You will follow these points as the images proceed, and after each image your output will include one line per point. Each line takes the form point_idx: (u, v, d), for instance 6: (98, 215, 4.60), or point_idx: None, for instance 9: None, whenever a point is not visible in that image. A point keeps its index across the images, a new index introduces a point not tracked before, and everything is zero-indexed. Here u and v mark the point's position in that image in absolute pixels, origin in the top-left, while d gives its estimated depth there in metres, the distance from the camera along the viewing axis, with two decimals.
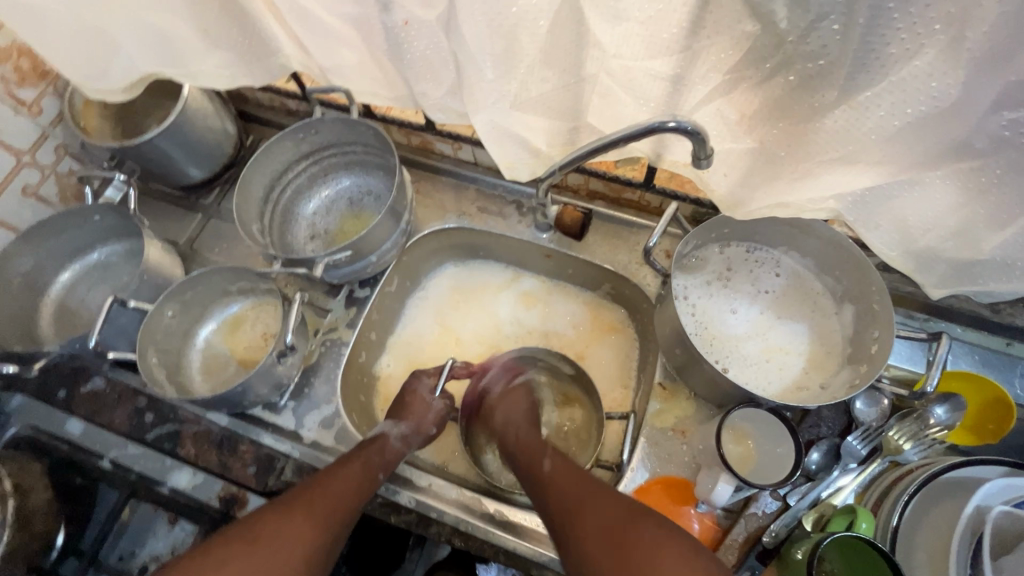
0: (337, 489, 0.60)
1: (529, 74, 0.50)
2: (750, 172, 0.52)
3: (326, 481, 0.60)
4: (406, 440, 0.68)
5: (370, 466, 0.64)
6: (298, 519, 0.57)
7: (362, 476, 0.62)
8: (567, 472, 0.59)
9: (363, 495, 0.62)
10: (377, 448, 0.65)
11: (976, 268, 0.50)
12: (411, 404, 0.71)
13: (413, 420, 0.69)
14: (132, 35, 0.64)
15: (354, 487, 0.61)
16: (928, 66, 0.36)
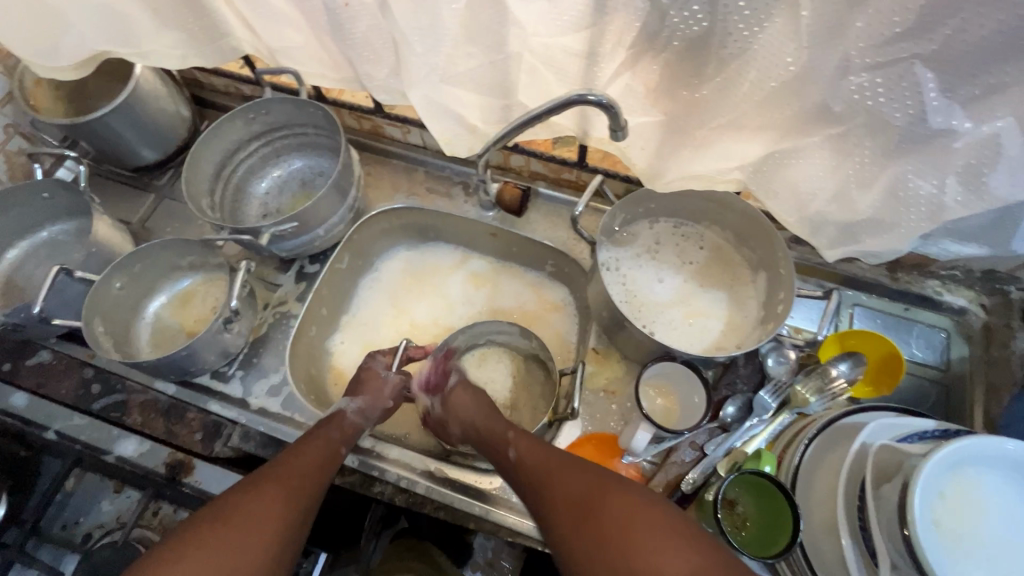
0: (302, 465, 0.62)
1: (456, 50, 0.55)
2: (661, 143, 0.57)
3: (289, 458, 0.62)
4: (364, 414, 0.70)
5: (330, 440, 0.66)
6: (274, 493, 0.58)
7: (325, 452, 0.64)
8: (533, 452, 0.60)
9: (329, 467, 0.63)
10: (336, 424, 0.67)
11: (857, 228, 0.55)
12: (368, 379, 0.73)
13: (369, 395, 0.71)
14: (81, 13, 0.66)
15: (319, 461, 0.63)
16: (788, 34, 0.42)
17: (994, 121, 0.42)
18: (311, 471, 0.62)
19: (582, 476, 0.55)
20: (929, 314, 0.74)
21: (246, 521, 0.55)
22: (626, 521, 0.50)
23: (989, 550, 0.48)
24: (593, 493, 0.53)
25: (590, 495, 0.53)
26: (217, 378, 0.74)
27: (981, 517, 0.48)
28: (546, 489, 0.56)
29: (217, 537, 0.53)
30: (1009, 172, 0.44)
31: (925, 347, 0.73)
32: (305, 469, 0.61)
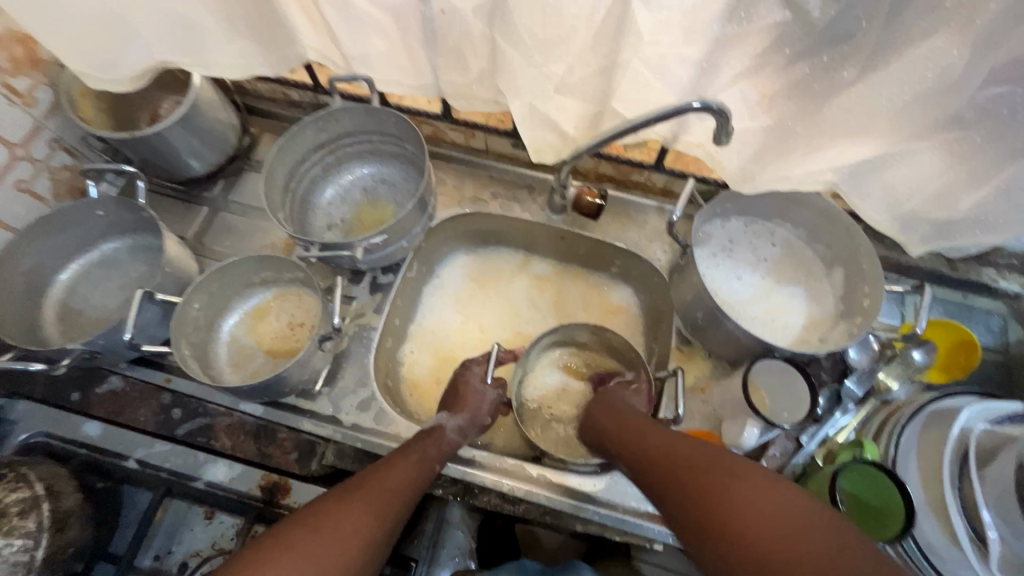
0: (395, 481, 0.60)
1: (572, 59, 0.55)
2: (764, 148, 0.58)
3: (384, 471, 0.60)
4: (462, 432, 0.69)
5: (427, 456, 0.64)
6: (359, 508, 0.55)
7: (419, 468, 0.62)
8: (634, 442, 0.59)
9: (421, 484, 0.62)
10: (434, 439, 0.66)
11: (952, 227, 0.58)
12: (465, 395, 0.71)
13: (467, 413, 0.70)
14: (151, 23, 0.63)
15: (412, 479, 0.61)
16: (933, 49, 0.43)
17: None
18: (403, 486, 0.60)
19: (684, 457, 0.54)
20: (986, 299, 0.78)
21: (333, 527, 0.53)
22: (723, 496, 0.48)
23: None
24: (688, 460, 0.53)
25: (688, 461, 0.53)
26: (303, 396, 0.72)
27: None
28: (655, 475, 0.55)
29: (309, 539, 0.51)
30: None
31: (986, 330, 0.77)
32: (400, 485, 0.60)
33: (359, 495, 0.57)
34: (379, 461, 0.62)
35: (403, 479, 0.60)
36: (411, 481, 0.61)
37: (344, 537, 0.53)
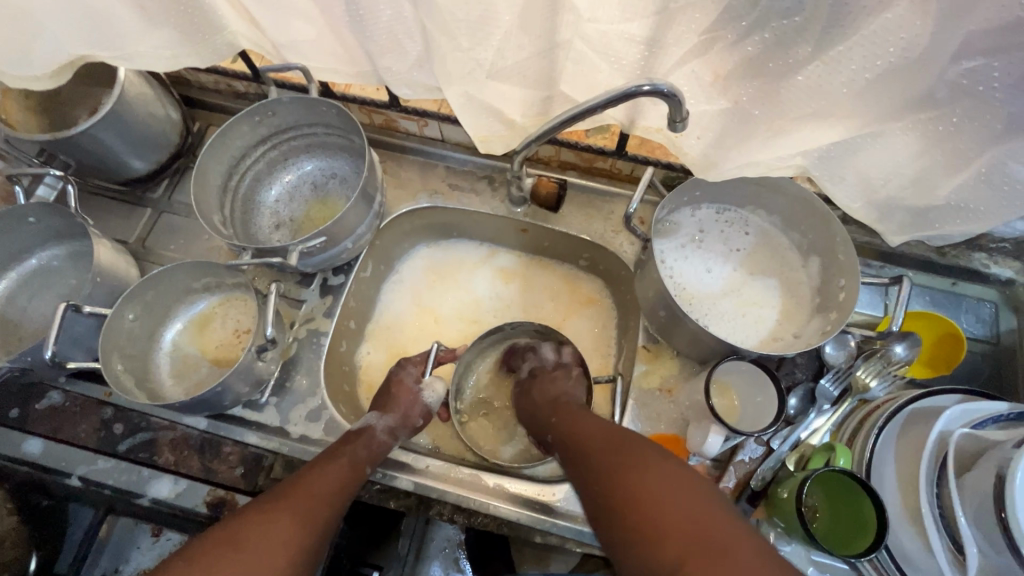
0: (322, 487, 0.56)
1: (505, 41, 0.49)
2: (723, 133, 0.53)
3: (307, 477, 0.57)
4: (393, 432, 0.66)
5: (355, 458, 0.61)
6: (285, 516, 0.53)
7: (347, 473, 0.59)
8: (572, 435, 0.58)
9: (350, 488, 0.59)
10: (364, 441, 0.63)
11: (931, 214, 0.53)
12: (397, 393, 0.68)
13: (399, 412, 0.67)
14: (57, 16, 0.58)
15: (339, 483, 0.58)
16: (896, 19, 0.38)
17: None
18: (330, 492, 0.57)
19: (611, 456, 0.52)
20: (977, 286, 0.73)
21: (252, 537, 0.50)
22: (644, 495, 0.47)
23: None
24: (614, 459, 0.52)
25: (611, 458, 0.52)
26: (249, 407, 0.69)
27: None
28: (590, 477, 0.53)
29: (226, 560, 0.49)
30: None
31: (976, 320, 0.72)
32: (325, 491, 0.56)
33: (282, 507, 0.53)
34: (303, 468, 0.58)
35: (329, 484, 0.57)
36: (340, 484, 0.58)
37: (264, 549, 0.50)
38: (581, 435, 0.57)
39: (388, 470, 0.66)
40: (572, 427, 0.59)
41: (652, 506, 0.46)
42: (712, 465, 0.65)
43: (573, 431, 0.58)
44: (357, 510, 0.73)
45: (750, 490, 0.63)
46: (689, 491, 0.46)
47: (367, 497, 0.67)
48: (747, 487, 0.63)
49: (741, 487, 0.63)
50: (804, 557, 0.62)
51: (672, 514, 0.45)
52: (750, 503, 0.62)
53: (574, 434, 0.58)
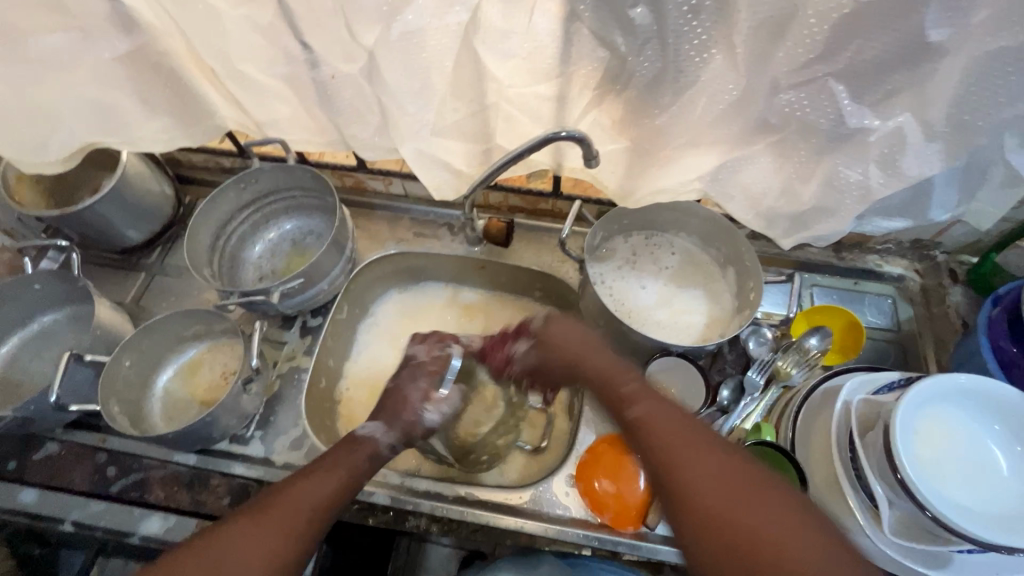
0: (309, 504, 0.57)
1: (443, 105, 0.61)
2: (629, 166, 0.65)
3: (296, 489, 0.57)
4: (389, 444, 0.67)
5: (348, 465, 0.62)
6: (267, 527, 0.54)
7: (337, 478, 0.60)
8: (654, 413, 0.58)
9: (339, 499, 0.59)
10: (361, 449, 0.64)
11: (804, 218, 0.63)
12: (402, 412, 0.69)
13: (401, 430, 0.68)
14: (72, 111, 0.70)
15: (326, 499, 0.58)
16: (722, 68, 0.51)
17: (895, 117, 0.50)
18: (315, 508, 0.57)
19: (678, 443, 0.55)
20: (876, 284, 0.84)
21: (227, 549, 0.52)
22: (783, 555, 0.46)
23: (961, 469, 0.55)
24: (739, 500, 0.50)
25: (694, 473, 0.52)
26: (236, 442, 0.75)
27: (952, 443, 0.56)
28: (668, 458, 0.54)
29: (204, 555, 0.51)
30: (917, 156, 0.53)
31: (878, 313, 0.83)
32: (308, 507, 0.57)
33: (262, 524, 0.54)
34: (295, 475, 0.59)
35: (316, 499, 0.57)
36: (328, 498, 0.58)
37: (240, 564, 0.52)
38: (657, 413, 0.58)
39: (366, 487, 0.72)
40: (639, 398, 0.59)
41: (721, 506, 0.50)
42: None
43: (652, 417, 0.57)
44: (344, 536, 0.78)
45: None
46: (738, 477, 0.51)
47: (347, 516, 0.72)
48: None
49: None
50: None
51: (728, 517, 0.49)
52: None
53: (650, 416, 0.58)
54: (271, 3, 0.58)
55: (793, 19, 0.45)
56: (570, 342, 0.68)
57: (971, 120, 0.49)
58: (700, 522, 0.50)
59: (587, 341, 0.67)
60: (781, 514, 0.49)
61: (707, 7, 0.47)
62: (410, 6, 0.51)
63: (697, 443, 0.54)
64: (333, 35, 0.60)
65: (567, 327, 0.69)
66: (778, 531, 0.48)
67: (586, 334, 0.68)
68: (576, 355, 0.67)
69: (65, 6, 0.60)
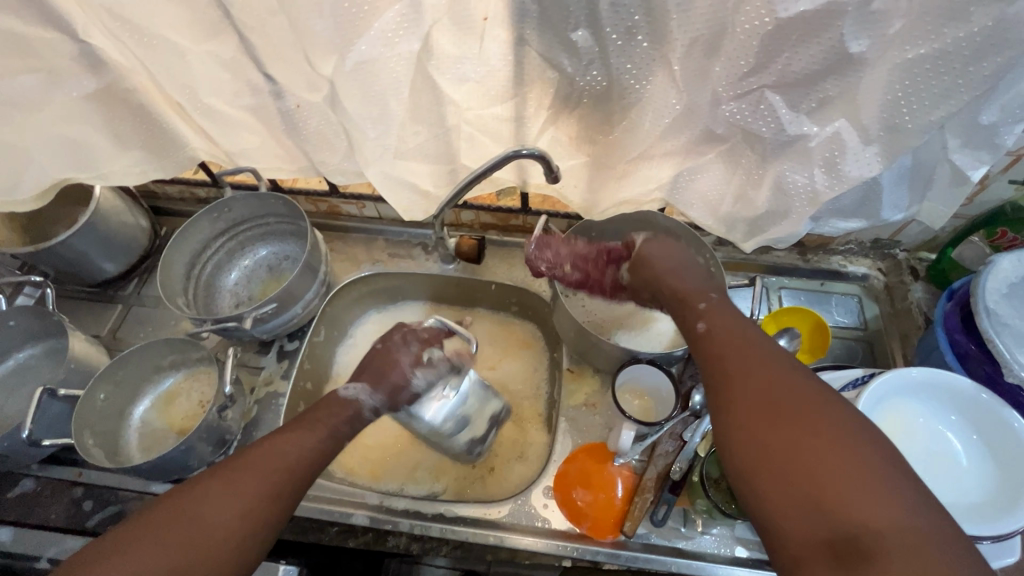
0: (290, 457, 0.57)
1: (404, 130, 0.63)
2: (590, 180, 0.67)
3: (280, 442, 0.58)
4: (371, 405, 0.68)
5: (326, 423, 0.63)
6: (252, 479, 0.53)
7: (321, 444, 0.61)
8: (723, 326, 0.56)
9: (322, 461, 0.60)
10: (338, 410, 0.65)
11: (760, 223, 0.65)
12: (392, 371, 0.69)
13: (387, 391, 0.68)
14: (43, 149, 0.72)
15: (307, 455, 0.59)
16: (664, 84, 0.53)
17: (833, 123, 0.53)
18: (296, 463, 0.57)
19: (750, 361, 0.50)
20: (841, 284, 0.86)
21: (204, 502, 0.50)
22: (852, 464, 0.40)
23: (924, 462, 0.57)
24: (796, 413, 0.44)
25: (759, 392, 0.47)
26: None
27: (914, 437, 0.58)
28: (741, 376, 0.49)
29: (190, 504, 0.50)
30: (858, 161, 0.54)
31: (846, 312, 0.84)
32: (288, 461, 0.57)
33: (241, 476, 0.53)
34: (273, 433, 0.59)
35: (297, 453, 0.58)
36: (308, 453, 0.59)
37: (220, 517, 0.50)
38: (732, 332, 0.55)
39: (344, 509, 0.72)
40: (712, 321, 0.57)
41: (789, 423, 0.44)
42: (637, 464, 0.72)
43: (719, 335, 0.55)
44: (334, 560, 0.77)
45: (671, 480, 0.68)
46: (810, 403, 0.45)
47: (328, 539, 0.72)
48: (668, 478, 0.68)
49: (663, 478, 0.69)
50: (729, 535, 0.69)
51: (791, 429, 0.44)
52: (672, 493, 0.67)
53: (717, 338, 0.55)
54: (232, 38, 0.60)
55: (725, 36, 0.48)
56: (682, 275, 0.66)
57: (904, 124, 0.51)
58: (756, 420, 0.46)
59: (682, 264, 0.68)
60: (844, 431, 0.43)
61: (645, 28, 0.49)
62: (362, 37, 0.52)
63: (764, 358, 0.50)
64: (294, 66, 0.62)
65: (665, 246, 0.70)
66: (838, 445, 0.42)
67: (700, 271, 0.68)
68: (678, 287, 0.65)
69: (32, 49, 0.61)
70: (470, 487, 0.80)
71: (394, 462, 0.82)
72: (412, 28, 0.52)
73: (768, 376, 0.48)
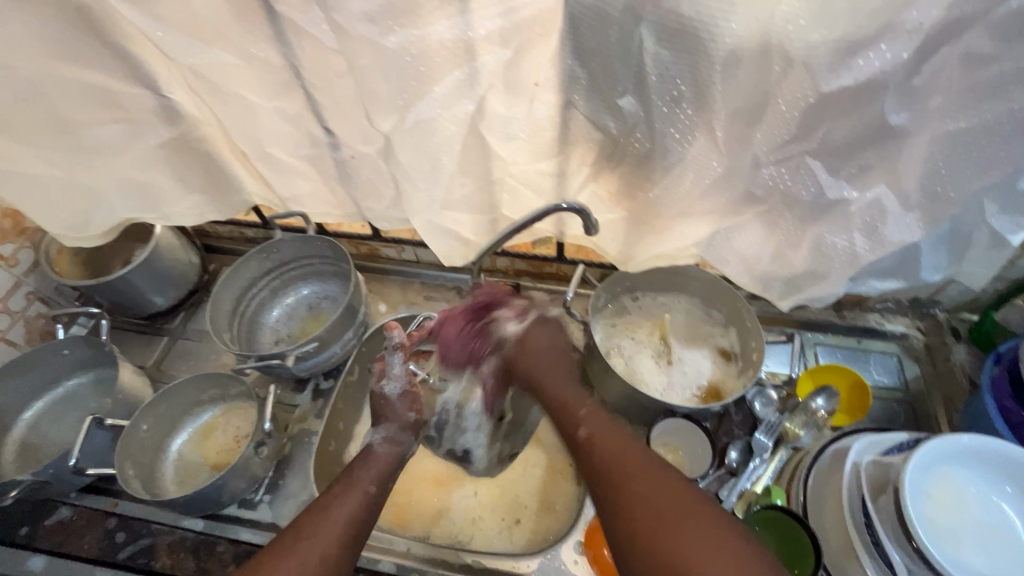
0: (333, 530, 0.58)
1: (452, 183, 0.66)
2: (628, 235, 0.69)
3: (318, 516, 0.59)
4: (394, 439, 0.72)
5: (357, 483, 0.64)
6: (298, 554, 0.55)
7: (357, 505, 0.62)
8: (609, 444, 0.60)
9: (366, 516, 0.62)
10: (367, 460, 0.68)
11: (798, 281, 0.66)
12: (380, 406, 0.76)
13: (391, 423, 0.74)
14: (114, 192, 0.77)
15: (345, 524, 0.59)
16: (705, 149, 0.55)
17: (873, 190, 0.54)
18: (339, 533, 0.59)
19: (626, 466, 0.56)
20: (880, 342, 0.85)
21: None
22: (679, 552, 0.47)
23: (981, 535, 0.54)
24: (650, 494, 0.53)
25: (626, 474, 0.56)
26: (245, 506, 0.75)
27: (968, 507, 0.55)
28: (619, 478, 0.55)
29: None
30: (897, 225, 0.56)
31: (884, 371, 0.83)
32: (332, 535, 0.58)
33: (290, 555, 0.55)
34: (313, 506, 0.61)
35: (338, 526, 0.59)
36: (347, 522, 0.60)
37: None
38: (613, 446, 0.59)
39: (371, 555, 0.76)
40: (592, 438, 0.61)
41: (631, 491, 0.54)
42: None
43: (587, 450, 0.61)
44: None
45: None
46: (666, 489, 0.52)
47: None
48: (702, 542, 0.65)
49: None
50: None
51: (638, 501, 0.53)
52: None
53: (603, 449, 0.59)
54: (299, 96, 0.65)
55: (767, 107, 0.50)
56: (544, 348, 0.74)
57: (942, 192, 0.52)
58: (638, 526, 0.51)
59: (544, 357, 0.73)
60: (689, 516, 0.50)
61: (688, 98, 0.51)
62: (422, 99, 0.56)
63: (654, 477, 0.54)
64: (353, 121, 0.67)
65: (547, 334, 0.75)
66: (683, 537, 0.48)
67: (557, 342, 0.75)
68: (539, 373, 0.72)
69: (118, 103, 0.67)
70: (497, 537, 0.79)
71: (420, 508, 0.81)
72: (468, 92, 0.56)
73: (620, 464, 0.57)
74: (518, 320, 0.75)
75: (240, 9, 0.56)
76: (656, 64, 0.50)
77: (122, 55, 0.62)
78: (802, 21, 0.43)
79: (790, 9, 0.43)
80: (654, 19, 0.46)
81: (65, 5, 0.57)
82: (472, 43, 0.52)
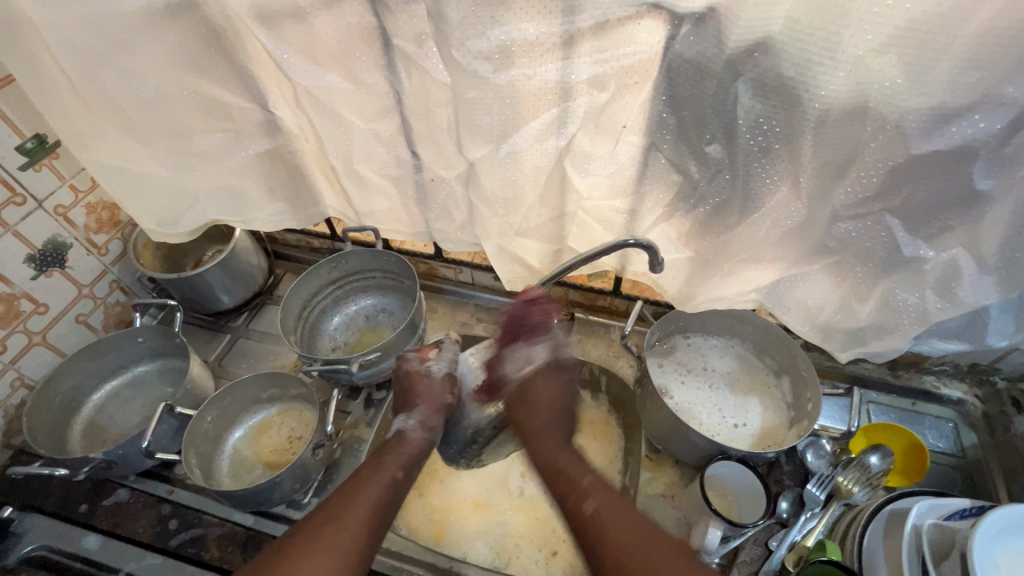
0: (358, 517, 0.62)
1: (529, 212, 0.70)
2: (692, 275, 0.71)
3: (349, 501, 0.63)
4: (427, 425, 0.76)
5: (381, 468, 0.68)
6: (336, 534, 0.59)
7: (380, 493, 0.65)
8: (608, 507, 0.64)
9: (387, 504, 0.65)
10: (396, 448, 0.72)
11: (862, 334, 0.67)
12: (419, 385, 0.78)
13: (424, 405, 0.77)
14: (209, 196, 0.83)
15: (370, 508, 0.63)
16: (784, 200, 0.58)
17: (949, 251, 0.56)
18: (365, 519, 0.62)
19: (621, 532, 0.61)
20: (935, 406, 0.84)
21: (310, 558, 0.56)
22: None
23: None
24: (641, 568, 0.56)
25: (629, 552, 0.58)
26: (293, 507, 0.76)
27: None
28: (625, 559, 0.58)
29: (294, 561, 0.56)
30: (972, 287, 0.57)
31: (939, 436, 0.82)
32: (359, 519, 0.62)
33: (330, 535, 0.59)
34: (337, 493, 0.64)
35: (363, 512, 0.63)
36: (369, 511, 0.63)
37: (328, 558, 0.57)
38: (616, 508, 0.64)
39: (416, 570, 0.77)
40: (597, 515, 0.63)
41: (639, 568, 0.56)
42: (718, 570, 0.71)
43: (602, 528, 0.62)
44: None
45: None
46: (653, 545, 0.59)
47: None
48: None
49: None
50: None
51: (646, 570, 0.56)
52: None
53: (609, 514, 0.63)
54: (394, 120, 0.70)
55: (851, 165, 0.52)
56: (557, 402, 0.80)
57: (1020, 258, 0.54)
58: None
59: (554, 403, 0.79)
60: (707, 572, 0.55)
61: (775, 149, 0.54)
62: (518, 132, 0.60)
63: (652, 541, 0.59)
64: (439, 148, 0.71)
65: (551, 385, 0.81)
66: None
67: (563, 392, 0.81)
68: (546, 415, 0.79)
69: (229, 114, 0.73)
70: (534, 567, 0.78)
71: (460, 529, 0.82)
72: (559, 129, 0.60)
73: (623, 528, 0.61)
74: (518, 370, 0.82)
75: (356, 39, 0.61)
76: (748, 117, 0.53)
77: (242, 73, 0.68)
78: (900, 81, 0.45)
79: (889, 76, 0.45)
80: (752, 75, 0.50)
81: (203, 28, 0.63)
82: (570, 86, 0.56)
